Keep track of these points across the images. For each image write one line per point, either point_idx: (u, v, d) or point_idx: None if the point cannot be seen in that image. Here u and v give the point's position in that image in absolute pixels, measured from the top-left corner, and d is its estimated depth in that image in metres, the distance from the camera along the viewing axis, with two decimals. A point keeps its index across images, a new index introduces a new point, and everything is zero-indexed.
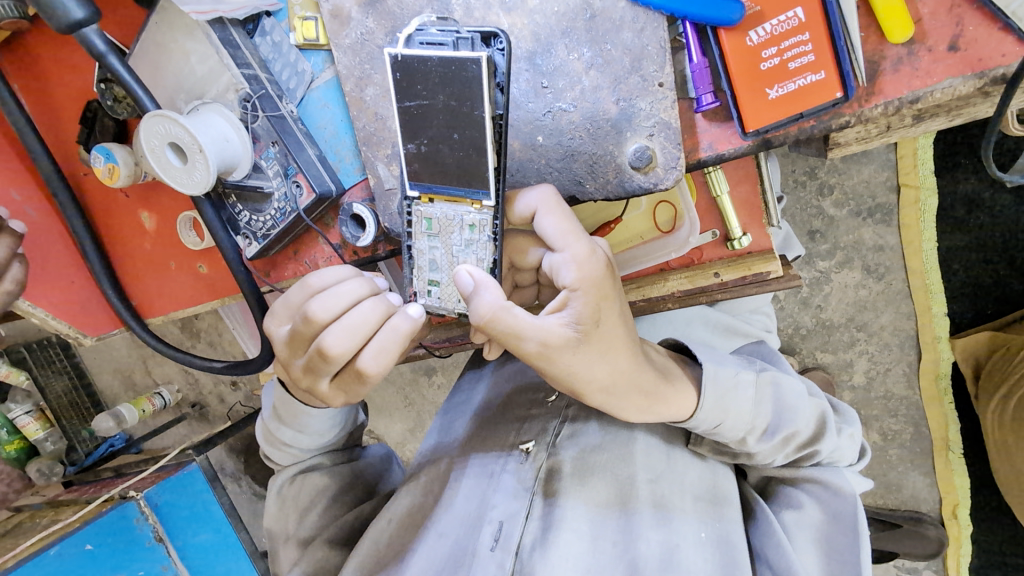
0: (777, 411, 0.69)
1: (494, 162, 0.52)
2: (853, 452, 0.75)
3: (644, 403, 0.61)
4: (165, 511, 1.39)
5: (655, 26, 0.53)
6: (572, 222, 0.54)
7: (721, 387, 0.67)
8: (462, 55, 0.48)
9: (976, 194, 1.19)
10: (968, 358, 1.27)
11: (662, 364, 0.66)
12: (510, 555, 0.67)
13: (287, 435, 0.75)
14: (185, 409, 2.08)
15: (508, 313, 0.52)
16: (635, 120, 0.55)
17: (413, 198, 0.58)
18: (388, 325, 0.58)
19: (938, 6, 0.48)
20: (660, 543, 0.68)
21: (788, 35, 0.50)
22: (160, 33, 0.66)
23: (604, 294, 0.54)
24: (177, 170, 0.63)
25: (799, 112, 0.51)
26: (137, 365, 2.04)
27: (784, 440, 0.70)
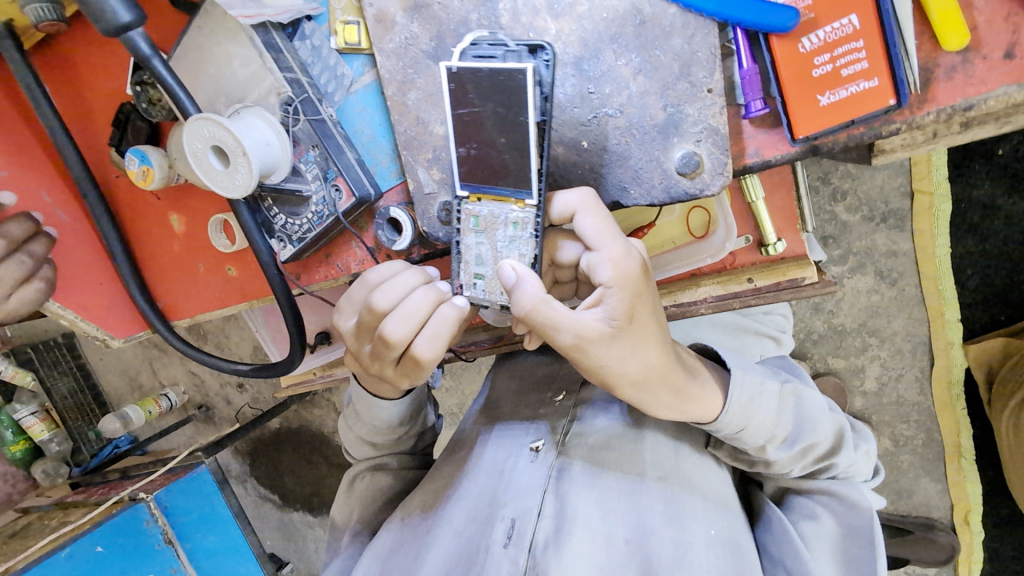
0: (800, 423, 0.69)
1: (537, 165, 0.52)
2: (867, 468, 0.76)
3: (674, 400, 0.61)
4: (175, 513, 1.39)
5: (706, 32, 0.53)
6: (610, 222, 0.53)
7: (748, 393, 0.66)
8: (510, 65, 0.49)
9: (989, 201, 1.19)
10: (982, 364, 1.27)
11: (691, 362, 0.65)
12: (523, 550, 0.64)
13: (364, 432, 0.77)
14: (190, 411, 2.08)
15: (547, 305, 0.52)
16: (683, 126, 0.55)
17: (461, 197, 0.58)
18: (440, 311, 0.57)
19: (994, 14, 0.48)
20: (672, 539, 0.64)
21: (841, 42, 0.50)
22: (203, 35, 0.66)
23: (639, 292, 0.54)
24: (218, 173, 0.63)
25: (851, 119, 0.51)
26: (143, 366, 2.05)
27: (803, 451, 0.69)
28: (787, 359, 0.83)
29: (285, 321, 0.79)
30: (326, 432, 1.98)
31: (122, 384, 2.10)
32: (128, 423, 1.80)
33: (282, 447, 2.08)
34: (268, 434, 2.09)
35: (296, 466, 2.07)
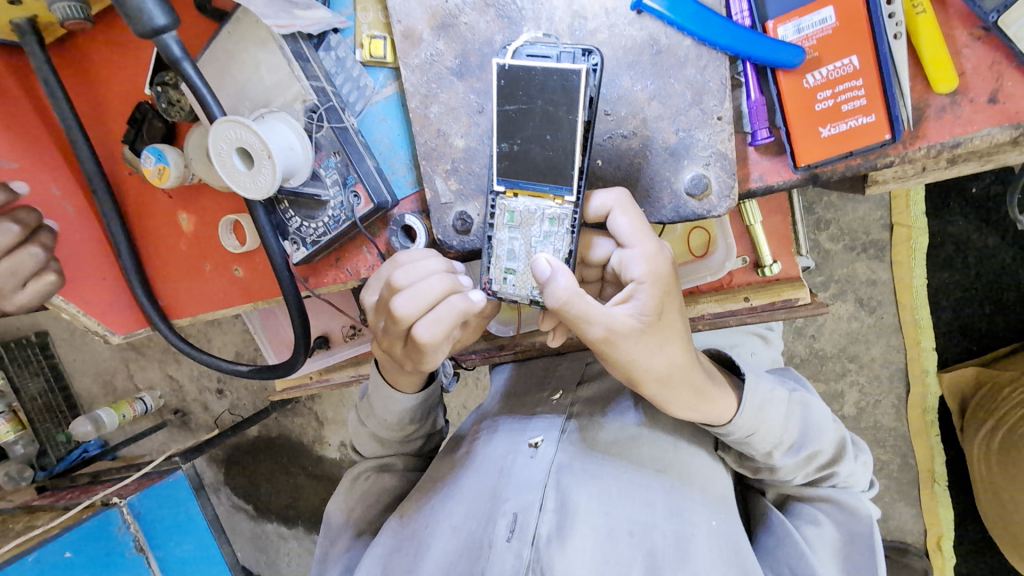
0: (805, 429, 0.72)
1: (579, 163, 0.56)
2: (865, 478, 0.78)
3: (693, 400, 0.63)
4: (149, 520, 1.36)
5: (718, 64, 0.56)
6: (643, 222, 0.57)
7: (760, 399, 0.69)
8: (565, 66, 0.52)
9: (964, 236, 1.25)
10: (955, 393, 1.32)
11: (708, 365, 0.68)
12: (526, 544, 0.66)
13: (374, 428, 0.78)
14: (167, 416, 2.04)
15: (582, 299, 0.54)
16: (693, 150, 0.59)
17: (498, 192, 0.60)
18: (451, 297, 0.59)
19: (980, 62, 0.53)
20: (673, 533, 0.67)
21: (843, 80, 0.54)
22: (232, 42, 0.68)
23: (668, 290, 0.58)
24: (242, 174, 0.65)
25: (850, 150, 0.55)
26: (119, 368, 2.01)
27: (808, 457, 0.72)
28: (788, 368, 0.87)
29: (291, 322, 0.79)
30: (307, 441, 1.95)
31: (97, 386, 2.05)
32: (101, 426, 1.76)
33: (260, 455, 2.04)
34: (247, 442, 2.05)
35: (273, 476, 2.04)
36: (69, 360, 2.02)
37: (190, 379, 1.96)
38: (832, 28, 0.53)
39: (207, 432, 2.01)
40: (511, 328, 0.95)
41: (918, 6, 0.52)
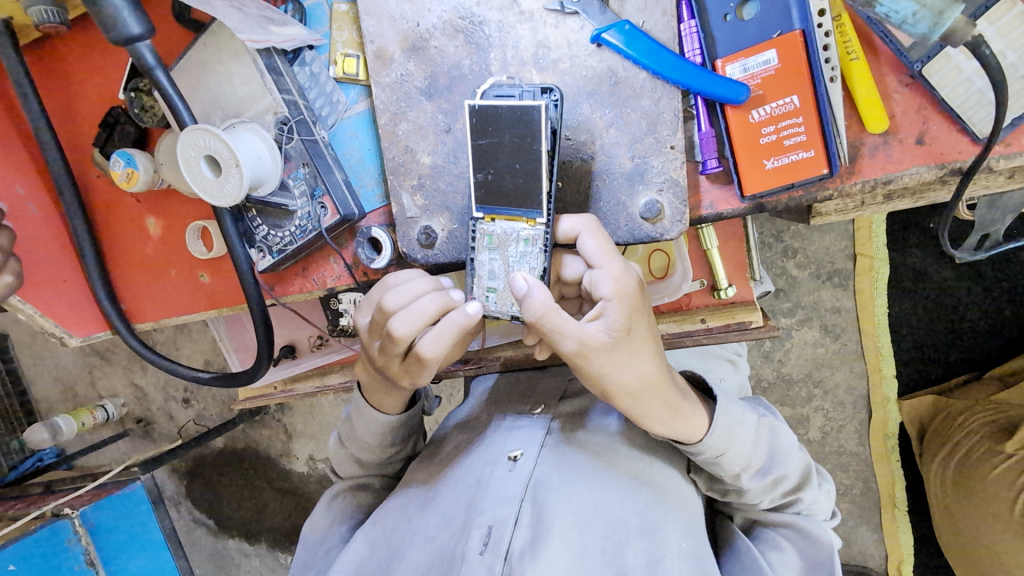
0: (773, 454, 0.72)
1: (547, 186, 0.58)
2: (827, 507, 0.79)
3: (667, 417, 0.64)
4: (100, 532, 1.32)
5: (671, 97, 0.60)
6: (609, 244, 0.59)
7: (730, 420, 0.69)
8: (526, 103, 0.56)
9: (923, 267, 1.31)
10: (914, 419, 1.36)
11: (684, 385, 0.69)
12: (499, 558, 0.60)
13: (354, 449, 0.78)
14: (128, 425, 1.99)
15: (557, 313, 0.56)
16: (647, 177, 0.62)
17: (477, 218, 0.62)
18: (448, 317, 0.60)
19: (908, 106, 0.57)
20: (645, 552, 0.63)
21: (784, 117, 0.57)
22: (207, 53, 0.69)
23: (638, 306, 0.59)
24: (209, 181, 0.65)
25: (791, 182, 0.59)
26: (82, 374, 1.96)
27: (771, 481, 0.72)
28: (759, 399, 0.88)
29: (254, 329, 0.79)
30: (274, 454, 1.92)
31: (57, 393, 1.99)
32: (57, 433, 1.71)
33: (224, 468, 1.99)
34: (211, 454, 2.00)
35: (236, 490, 1.99)
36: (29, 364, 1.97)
37: (155, 387, 1.92)
38: (775, 69, 0.57)
39: (170, 442, 1.96)
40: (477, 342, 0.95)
41: (852, 53, 0.57)
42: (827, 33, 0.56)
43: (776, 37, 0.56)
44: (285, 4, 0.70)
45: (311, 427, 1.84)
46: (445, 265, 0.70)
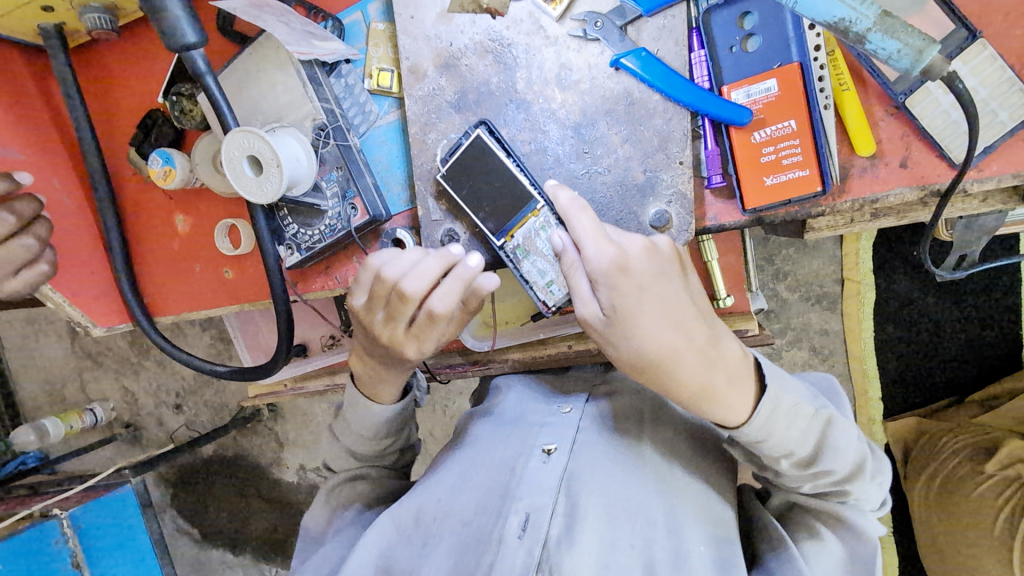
0: (825, 448, 0.64)
1: (524, 180, 0.68)
2: (878, 498, 0.72)
3: (682, 396, 0.63)
4: (88, 535, 1.35)
5: (681, 117, 0.66)
6: (592, 224, 0.61)
7: (777, 410, 0.63)
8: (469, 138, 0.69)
9: (906, 293, 1.38)
10: (900, 439, 1.42)
11: (728, 361, 0.63)
12: (538, 543, 0.64)
13: (348, 442, 0.81)
14: (117, 430, 1.98)
15: (574, 272, 0.63)
16: (657, 189, 0.67)
17: (500, 245, 0.70)
18: (453, 273, 0.65)
19: (893, 132, 0.63)
20: (670, 548, 0.66)
21: (783, 139, 0.64)
22: (253, 63, 0.74)
23: (623, 286, 0.60)
24: (249, 179, 0.70)
25: (788, 199, 0.65)
26: (72, 377, 1.95)
27: (816, 473, 0.65)
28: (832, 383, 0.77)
29: (278, 323, 0.83)
30: (265, 462, 1.90)
31: (48, 395, 1.98)
32: (43, 437, 1.69)
33: (213, 477, 1.97)
34: (200, 461, 1.98)
35: (224, 498, 1.97)
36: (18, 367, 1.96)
37: (147, 391, 1.91)
38: (775, 96, 0.63)
39: (158, 448, 1.95)
40: (486, 343, 0.96)
41: (843, 84, 0.63)
42: (822, 66, 0.62)
43: (776, 68, 0.63)
44: (325, 21, 0.76)
45: (305, 436, 1.84)
46: None
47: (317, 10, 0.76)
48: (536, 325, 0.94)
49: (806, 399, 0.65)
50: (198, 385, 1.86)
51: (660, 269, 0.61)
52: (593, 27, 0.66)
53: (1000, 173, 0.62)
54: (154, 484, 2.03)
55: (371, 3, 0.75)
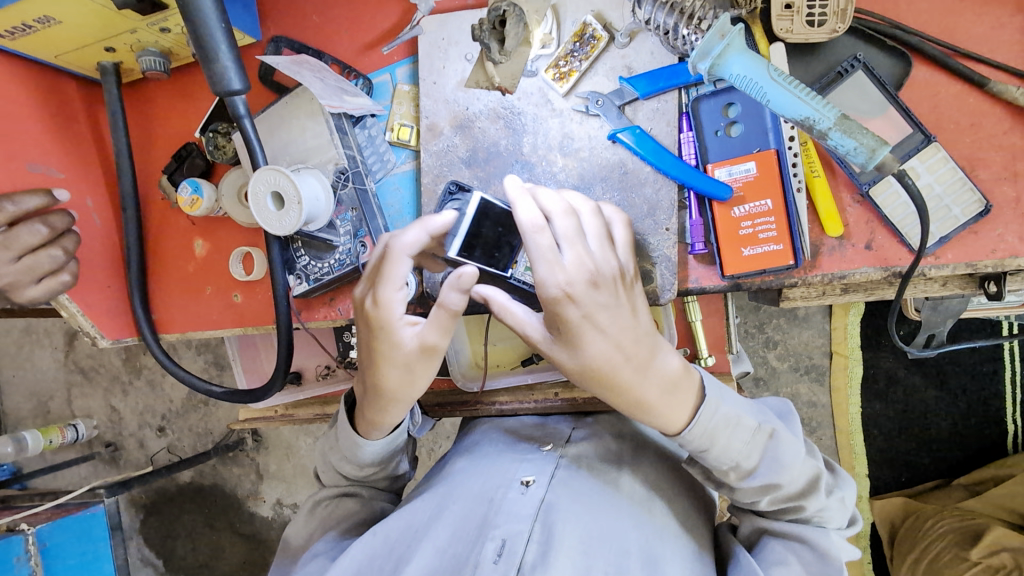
0: (769, 462, 0.68)
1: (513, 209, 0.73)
2: (841, 517, 0.74)
3: (628, 408, 0.67)
4: (53, 555, 1.32)
5: (669, 189, 0.73)
6: (543, 245, 0.60)
7: (720, 421, 0.67)
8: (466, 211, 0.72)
9: (892, 371, 1.41)
10: (885, 520, 1.41)
11: (666, 377, 0.66)
12: (513, 568, 0.65)
13: (337, 462, 0.81)
14: (96, 448, 1.96)
15: (511, 310, 0.65)
16: (645, 251, 0.73)
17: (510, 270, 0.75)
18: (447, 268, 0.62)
19: (859, 218, 0.70)
20: None
21: (760, 215, 0.70)
22: (287, 110, 0.82)
23: (569, 317, 0.61)
24: (271, 213, 0.75)
25: (763, 269, 0.71)
26: (60, 391, 1.96)
27: (766, 487, 0.68)
28: (787, 405, 0.79)
29: (278, 348, 0.86)
30: (241, 494, 1.87)
31: (35, 407, 1.99)
32: (22, 449, 1.69)
33: (186, 505, 1.93)
34: (175, 488, 1.94)
35: (194, 529, 1.92)
36: (8, 377, 1.97)
37: (133, 411, 1.91)
38: (753, 177, 0.70)
39: (136, 470, 1.93)
40: (477, 386, 1.00)
41: (815, 171, 0.70)
42: (796, 154, 0.70)
43: (755, 152, 0.70)
44: (356, 79, 0.84)
45: (287, 470, 1.82)
46: None
47: (349, 70, 0.85)
48: (526, 370, 0.99)
49: (750, 414, 0.70)
50: (185, 409, 1.86)
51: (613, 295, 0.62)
52: (595, 104, 0.74)
53: (955, 262, 0.68)
54: (126, 508, 1.99)
55: (400, 67, 0.84)
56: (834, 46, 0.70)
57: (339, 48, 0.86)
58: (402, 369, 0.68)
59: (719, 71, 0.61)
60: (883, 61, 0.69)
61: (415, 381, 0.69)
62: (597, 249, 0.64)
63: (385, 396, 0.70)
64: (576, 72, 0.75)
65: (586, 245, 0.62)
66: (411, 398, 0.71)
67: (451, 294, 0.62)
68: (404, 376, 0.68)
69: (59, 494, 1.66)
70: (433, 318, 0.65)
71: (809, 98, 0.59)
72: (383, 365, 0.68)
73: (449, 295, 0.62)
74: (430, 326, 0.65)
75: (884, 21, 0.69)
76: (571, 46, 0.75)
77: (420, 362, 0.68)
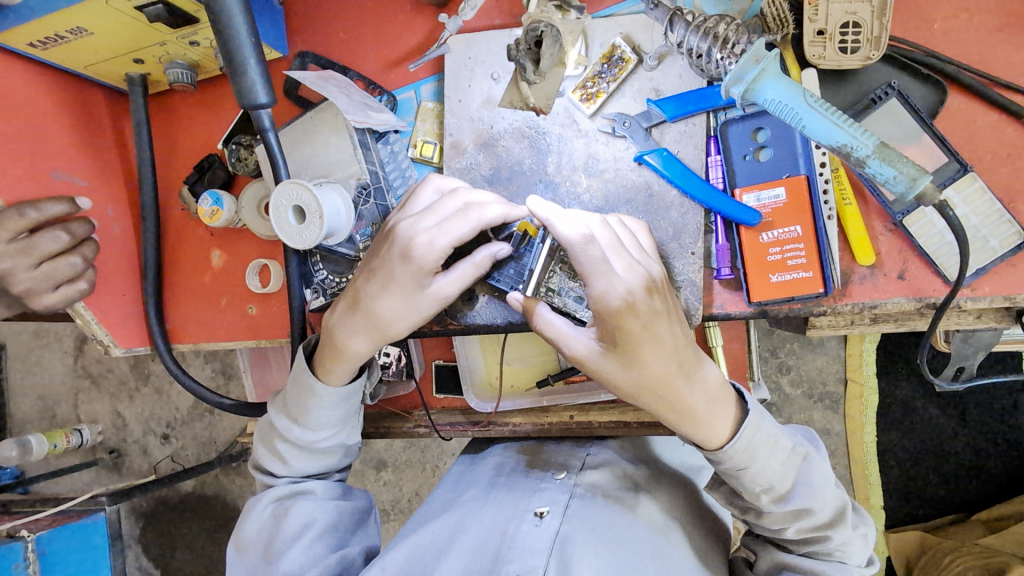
0: (802, 487, 0.67)
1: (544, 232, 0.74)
2: (862, 553, 0.71)
3: (676, 420, 0.64)
4: (52, 562, 1.31)
5: (695, 212, 0.71)
6: (591, 259, 0.58)
7: (761, 439, 0.66)
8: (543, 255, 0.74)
9: (910, 401, 1.38)
10: (902, 555, 1.37)
11: (712, 385, 0.64)
12: None
13: (284, 426, 0.78)
14: (100, 454, 1.95)
15: (549, 321, 0.66)
16: (670, 275, 0.72)
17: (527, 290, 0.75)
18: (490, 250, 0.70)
19: (891, 247, 0.69)
20: None
21: (789, 242, 0.69)
22: (312, 124, 0.82)
23: (628, 329, 0.60)
24: (292, 227, 0.74)
25: (792, 296, 0.69)
26: (67, 396, 1.95)
27: (797, 512, 0.67)
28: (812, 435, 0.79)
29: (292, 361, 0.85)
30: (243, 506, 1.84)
31: (40, 410, 1.98)
32: (27, 453, 1.69)
33: (186, 515, 1.90)
34: (175, 498, 1.92)
35: (194, 540, 1.90)
36: (16, 380, 1.97)
37: (138, 418, 1.90)
38: (783, 203, 0.69)
39: (138, 477, 1.91)
40: (489, 407, 0.98)
41: (846, 200, 0.69)
42: (826, 181, 0.69)
43: (785, 178, 0.69)
44: (381, 95, 0.84)
45: None
46: (479, 326, 0.80)
47: (374, 85, 0.85)
48: (541, 392, 0.97)
49: (785, 435, 0.68)
50: (190, 417, 1.84)
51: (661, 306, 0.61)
52: (621, 126, 0.73)
53: (992, 294, 0.67)
54: (126, 516, 1.97)
55: (424, 85, 0.84)
56: (867, 73, 0.69)
57: (365, 64, 0.86)
58: (407, 305, 0.69)
59: (753, 95, 0.60)
60: (917, 88, 0.69)
61: (407, 327, 0.71)
62: (639, 260, 0.64)
63: (377, 324, 0.70)
64: (603, 94, 0.74)
65: (631, 255, 0.63)
66: (391, 334, 0.71)
67: (484, 253, 0.69)
68: (404, 311, 0.69)
69: (61, 500, 1.64)
70: (461, 270, 0.69)
71: (845, 124, 0.59)
72: (389, 297, 0.68)
73: (483, 254, 0.69)
74: (451, 281, 0.69)
75: (918, 49, 0.68)
76: (599, 67, 0.75)
77: (426, 306, 0.69)
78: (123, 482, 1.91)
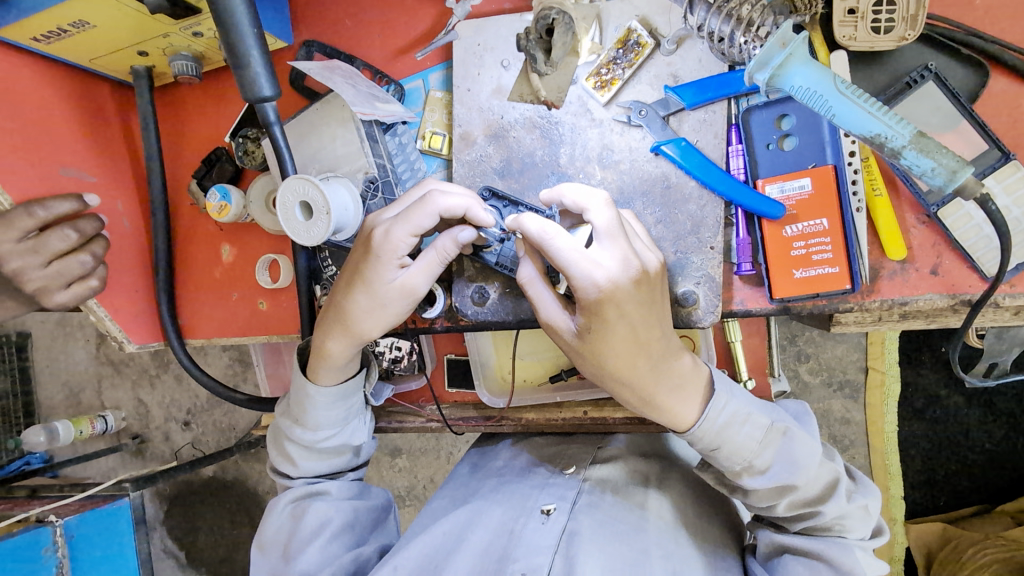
0: (783, 462, 0.65)
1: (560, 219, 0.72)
2: (864, 526, 0.67)
3: (637, 404, 0.64)
4: (79, 545, 1.32)
5: (715, 205, 0.68)
6: (563, 249, 0.57)
7: (726, 416, 0.64)
8: None
9: (933, 390, 1.33)
10: (922, 545, 1.34)
11: (683, 374, 0.63)
12: None
13: (286, 428, 0.78)
14: (123, 440, 1.99)
15: (536, 286, 0.64)
16: (688, 270, 0.69)
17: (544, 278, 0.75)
18: (451, 234, 0.65)
19: (925, 241, 0.66)
20: None
21: (814, 235, 0.65)
22: (318, 116, 0.80)
23: (604, 318, 0.59)
24: (299, 223, 0.71)
25: (817, 293, 0.66)
26: (90, 382, 1.99)
27: (781, 488, 0.65)
28: (808, 412, 0.73)
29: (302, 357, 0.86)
30: (261, 491, 1.87)
31: (65, 396, 2.02)
32: (54, 438, 1.73)
33: (207, 499, 1.94)
34: (194, 483, 1.95)
35: (214, 523, 1.94)
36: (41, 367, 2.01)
37: (159, 404, 1.93)
38: (808, 194, 0.65)
39: (160, 463, 1.95)
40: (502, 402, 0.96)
41: (877, 191, 0.66)
42: (855, 170, 0.65)
43: (811, 168, 0.65)
44: (388, 84, 0.82)
45: None
46: (491, 322, 0.79)
47: (381, 75, 0.82)
48: (554, 388, 0.94)
49: (760, 411, 0.66)
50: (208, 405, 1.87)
51: (644, 301, 0.59)
52: (637, 114, 0.70)
53: None
54: (149, 500, 2.02)
55: (432, 74, 0.82)
56: (902, 55, 0.65)
57: (371, 52, 0.84)
58: (372, 299, 0.68)
59: (778, 82, 0.56)
60: (957, 71, 0.64)
61: (379, 324, 0.70)
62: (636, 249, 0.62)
63: (342, 317, 0.69)
64: (619, 81, 0.71)
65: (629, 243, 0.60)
66: (363, 334, 0.70)
67: (447, 240, 0.65)
68: (373, 310, 0.68)
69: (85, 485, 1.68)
70: (427, 261, 0.66)
71: (879, 112, 0.55)
72: (357, 290, 0.68)
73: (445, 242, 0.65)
74: (418, 273, 0.67)
75: (959, 29, 0.64)
76: (614, 53, 0.71)
77: (392, 298, 0.68)
78: (146, 467, 1.95)
